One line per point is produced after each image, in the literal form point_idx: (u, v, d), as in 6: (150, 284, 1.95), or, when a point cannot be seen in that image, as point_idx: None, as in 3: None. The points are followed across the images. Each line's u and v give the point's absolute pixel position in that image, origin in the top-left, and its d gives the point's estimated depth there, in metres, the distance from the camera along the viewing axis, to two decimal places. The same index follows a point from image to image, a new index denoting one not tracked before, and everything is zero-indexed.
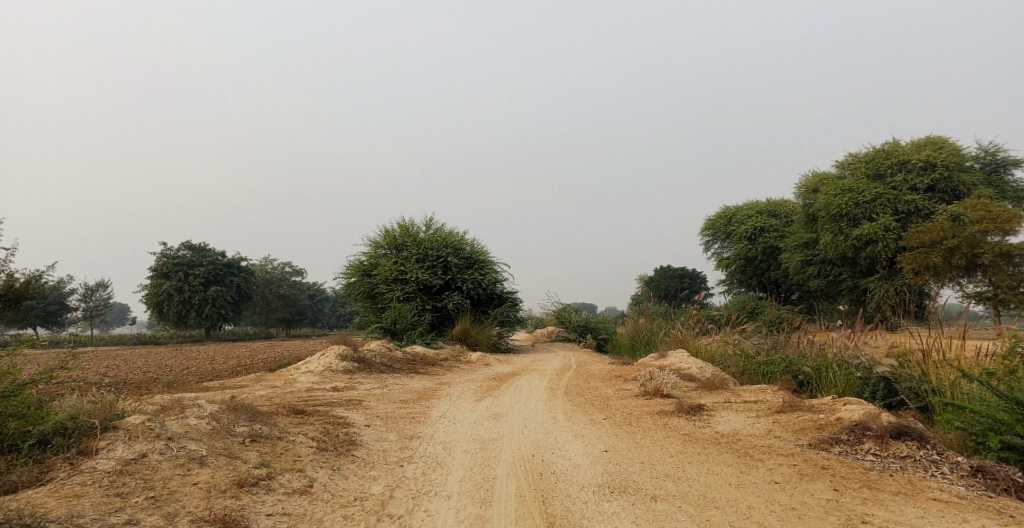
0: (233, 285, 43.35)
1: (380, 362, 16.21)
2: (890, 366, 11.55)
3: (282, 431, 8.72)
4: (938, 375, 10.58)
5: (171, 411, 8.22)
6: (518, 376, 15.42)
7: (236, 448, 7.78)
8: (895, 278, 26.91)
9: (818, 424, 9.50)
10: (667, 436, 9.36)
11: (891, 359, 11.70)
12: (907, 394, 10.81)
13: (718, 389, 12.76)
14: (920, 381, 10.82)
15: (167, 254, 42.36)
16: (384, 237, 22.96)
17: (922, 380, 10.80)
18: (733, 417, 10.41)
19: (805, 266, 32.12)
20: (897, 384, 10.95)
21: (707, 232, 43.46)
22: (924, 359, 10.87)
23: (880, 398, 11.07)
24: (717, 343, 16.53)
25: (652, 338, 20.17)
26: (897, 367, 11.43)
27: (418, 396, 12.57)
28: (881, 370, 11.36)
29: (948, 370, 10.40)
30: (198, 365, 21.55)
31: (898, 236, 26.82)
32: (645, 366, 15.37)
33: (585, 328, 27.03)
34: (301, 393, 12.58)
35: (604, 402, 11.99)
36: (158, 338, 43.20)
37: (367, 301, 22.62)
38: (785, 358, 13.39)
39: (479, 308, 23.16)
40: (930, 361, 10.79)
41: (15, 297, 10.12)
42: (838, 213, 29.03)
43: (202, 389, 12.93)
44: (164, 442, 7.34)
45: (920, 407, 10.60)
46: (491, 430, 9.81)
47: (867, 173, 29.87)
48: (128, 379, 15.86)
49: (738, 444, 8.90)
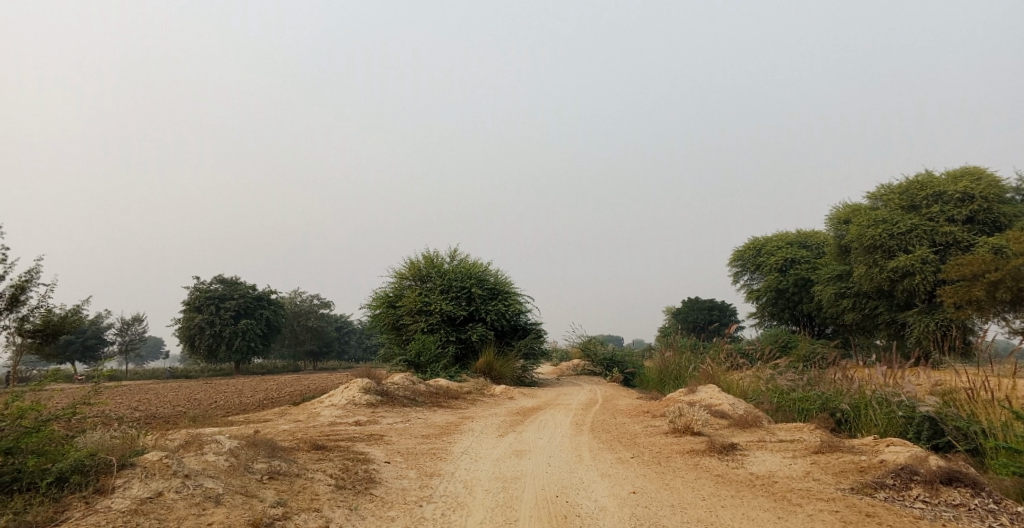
0: (263, 318, 43.61)
1: (403, 395, 15.98)
2: (934, 405, 11.04)
3: (301, 468, 8.49)
4: (988, 416, 10.05)
5: (190, 446, 8.02)
6: (542, 410, 15.07)
7: (253, 486, 7.55)
8: (935, 312, 26.09)
9: (860, 467, 9.02)
10: (698, 477, 8.94)
11: (935, 398, 11.17)
12: (955, 435, 10.26)
13: (751, 426, 12.29)
14: (969, 422, 10.28)
15: (199, 288, 42.88)
16: (409, 269, 22.92)
17: (971, 420, 10.27)
18: (768, 457, 9.96)
19: (839, 298, 31.32)
20: (943, 424, 10.42)
21: (736, 263, 42.83)
22: (972, 398, 10.35)
23: (925, 438, 10.54)
24: (749, 378, 16.03)
25: (681, 373, 19.66)
26: (943, 407, 10.91)
27: (441, 431, 12.28)
28: (925, 409, 10.84)
29: (1000, 411, 9.87)
30: (224, 398, 21.51)
31: (936, 269, 26.09)
32: (674, 401, 14.92)
33: (611, 361, 26.55)
34: (323, 427, 12.38)
35: (632, 440, 11.58)
36: (189, 371, 43.44)
37: (392, 332, 22.49)
38: (821, 394, 12.88)
39: (503, 340, 22.88)
40: (978, 400, 10.27)
41: (50, 332, 10.48)
42: (872, 245, 28.35)
43: (225, 423, 12.80)
44: (181, 480, 7.12)
45: (969, 450, 10.04)
46: (514, 468, 9.47)
47: (901, 204, 29.25)
48: (154, 413, 15.83)
49: (775, 487, 8.46)
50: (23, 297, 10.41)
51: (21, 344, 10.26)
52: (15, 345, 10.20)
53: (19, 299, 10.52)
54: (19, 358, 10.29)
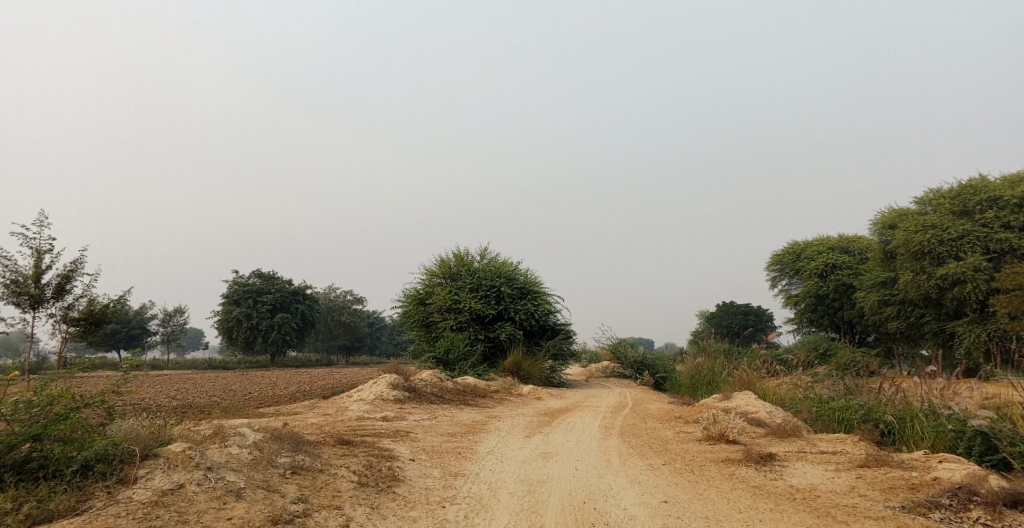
0: (298, 312, 43.99)
1: (430, 392, 15.82)
2: (986, 419, 10.51)
3: (324, 463, 8.32)
4: None
5: (213, 437, 7.89)
6: (570, 412, 14.77)
7: (275, 481, 7.38)
8: (986, 322, 25.13)
9: (910, 483, 8.56)
10: (735, 488, 8.56)
11: (988, 412, 10.62)
12: (1011, 452, 9.72)
13: (789, 436, 11.84)
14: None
15: (237, 282, 43.46)
16: (439, 266, 22.83)
17: None
18: (808, 469, 9.53)
19: (882, 306, 30.36)
20: (995, 440, 9.89)
21: (774, 268, 41.88)
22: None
23: (977, 454, 10.01)
24: (786, 385, 15.50)
25: (715, 378, 19.13)
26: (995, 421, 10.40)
27: (467, 430, 12.07)
28: (977, 424, 10.30)
29: None
30: (257, 390, 21.65)
31: (989, 277, 25.12)
32: (708, 407, 14.49)
33: (642, 365, 26.13)
34: (351, 422, 12.29)
35: (663, 446, 11.21)
36: (225, 363, 44.01)
37: (422, 329, 22.38)
38: (863, 404, 12.38)
39: (531, 339, 22.61)
40: None
41: (94, 321, 10.69)
42: (920, 251, 27.41)
43: (256, 415, 12.82)
44: (203, 473, 6.96)
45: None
46: (541, 471, 9.19)
47: (952, 209, 28.25)
48: (188, 403, 15.96)
49: (817, 501, 8.06)
50: (69, 287, 10.68)
51: (66, 332, 10.53)
52: (61, 333, 10.48)
53: (67, 289, 10.76)
54: (65, 345, 10.57)
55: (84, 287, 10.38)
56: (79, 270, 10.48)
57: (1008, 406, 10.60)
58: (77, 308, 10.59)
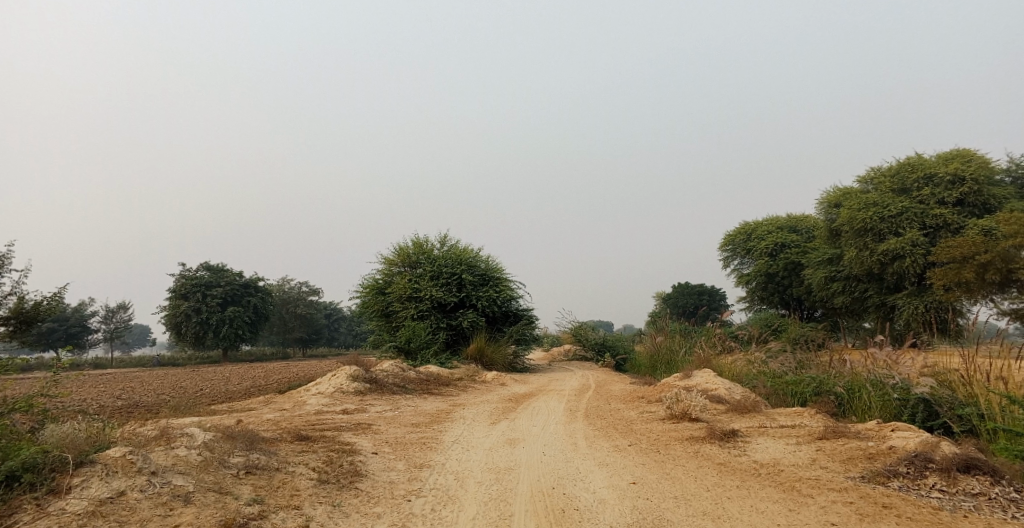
0: (250, 305, 42.96)
1: (392, 383, 15.52)
2: (929, 386, 10.75)
3: (281, 461, 8.00)
4: (986, 399, 9.78)
5: (159, 439, 7.48)
6: (534, 397, 14.65)
7: (227, 482, 7.04)
8: (925, 294, 25.92)
9: (868, 453, 8.68)
10: (700, 466, 8.55)
11: (930, 381, 10.87)
12: (950, 417, 9.98)
13: (749, 411, 11.94)
14: (965, 405, 10.01)
15: (185, 275, 42.23)
16: (398, 254, 22.43)
17: (966, 403, 10.02)
18: (770, 443, 9.61)
19: (829, 282, 31.02)
20: (937, 406, 10.13)
21: (726, 248, 42.47)
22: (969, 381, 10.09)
23: (920, 421, 10.23)
24: (742, 362, 15.66)
25: (672, 358, 19.27)
26: (937, 388, 10.64)
27: (431, 419, 11.84)
28: (919, 391, 10.53)
29: (997, 395, 9.60)
30: (211, 386, 21.01)
31: (926, 252, 25.85)
32: (669, 386, 14.53)
33: (603, 346, 26.20)
34: (310, 417, 11.94)
35: (628, 427, 11.17)
36: (177, 359, 42.74)
37: (381, 319, 21.99)
38: (814, 377, 12.57)
39: (494, 326, 22.45)
40: (974, 384, 10.01)
41: (26, 320, 10.10)
42: (862, 228, 28.07)
43: (210, 413, 12.37)
44: (147, 478, 6.56)
45: (965, 432, 9.75)
46: (507, 458, 9.03)
47: (892, 187, 28.94)
48: (138, 403, 15.35)
49: (781, 476, 8.10)
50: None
51: None
52: None
53: None
54: None
55: (12, 286, 9.75)
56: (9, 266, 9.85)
57: (947, 374, 10.86)
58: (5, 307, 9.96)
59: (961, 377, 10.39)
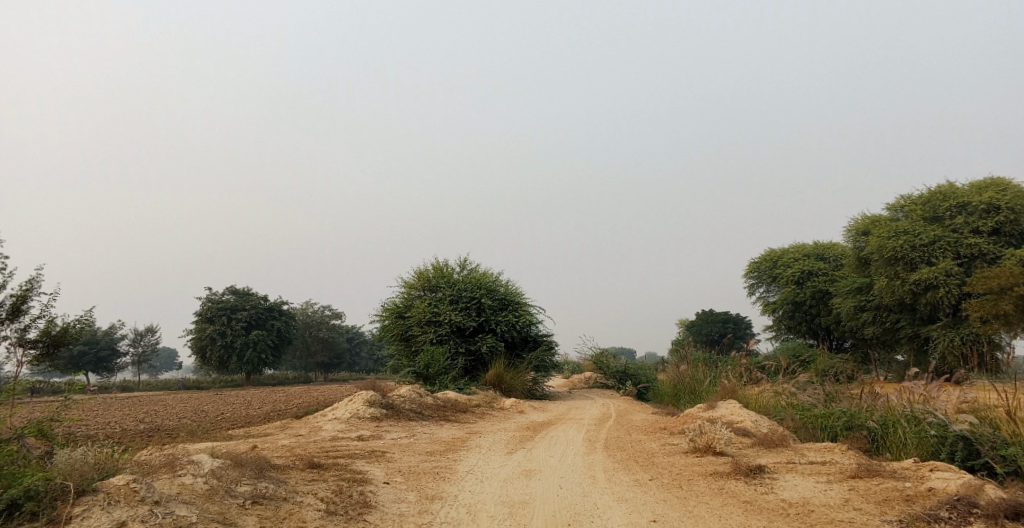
0: (274, 329, 43.07)
1: (409, 409, 15.28)
2: (968, 422, 10.24)
3: (289, 490, 7.76)
4: None
5: (165, 466, 7.29)
6: (553, 425, 14.31)
7: (232, 513, 6.82)
8: (960, 326, 25.16)
9: (905, 495, 8.23)
10: (725, 504, 8.16)
11: (970, 418, 10.37)
12: (993, 456, 9.46)
13: (777, 445, 11.49)
14: (1008, 444, 9.51)
15: (211, 299, 42.55)
16: (418, 279, 22.32)
17: (1010, 442, 9.51)
18: (799, 481, 9.17)
19: (858, 312, 30.29)
20: (978, 444, 9.63)
21: (751, 275, 41.81)
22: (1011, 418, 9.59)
23: (959, 460, 9.73)
24: (769, 393, 15.18)
25: (697, 387, 18.79)
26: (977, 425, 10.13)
27: (446, 447, 11.57)
28: (958, 429, 10.03)
29: None
30: (230, 410, 20.92)
31: (960, 282, 25.16)
32: (693, 417, 14.10)
33: (625, 374, 25.76)
34: (324, 443, 11.74)
35: (649, 459, 10.79)
36: (201, 382, 42.87)
37: (401, 344, 21.82)
38: (844, 410, 12.10)
39: (513, 351, 22.15)
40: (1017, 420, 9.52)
41: (54, 343, 10.02)
42: (893, 256, 27.39)
43: (224, 437, 12.21)
44: (149, 508, 6.35)
45: (1009, 473, 9.23)
46: (523, 491, 8.72)
47: (923, 216, 28.28)
48: (156, 426, 15.28)
49: (812, 517, 7.68)
50: (26, 307, 9.85)
51: (26, 358, 9.79)
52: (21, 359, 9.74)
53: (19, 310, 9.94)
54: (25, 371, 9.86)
55: (42, 309, 9.67)
56: (35, 289, 9.75)
57: (988, 411, 10.36)
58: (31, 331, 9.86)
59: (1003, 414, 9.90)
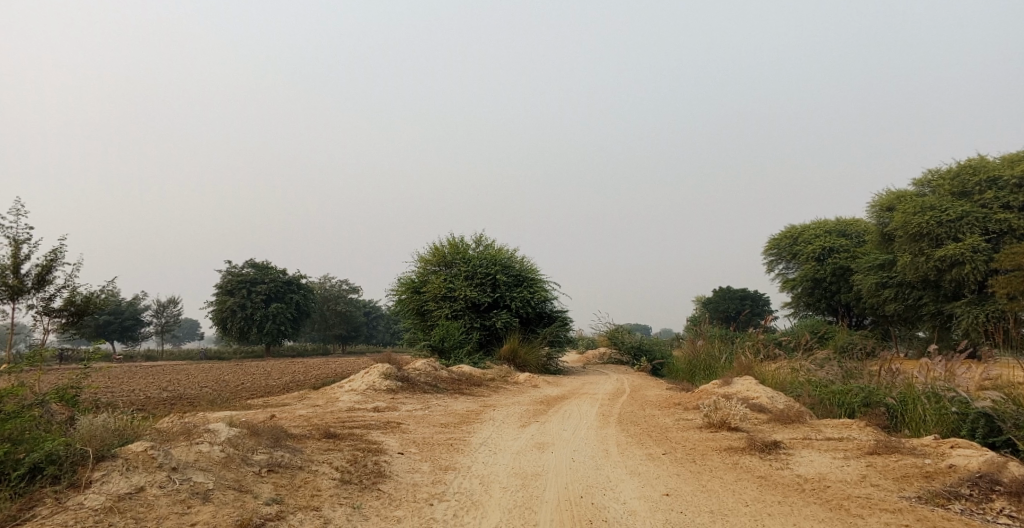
0: (293, 302, 43.43)
1: (424, 381, 15.37)
2: (991, 400, 10.12)
3: (306, 459, 7.84)
4: None
5: (182, 433, 7.39)
6: (568, 400, 14.33)
7: (249, 480, 6.91)
8: (985, 303, 24.80)
9: (924, 472, 8.15)
10: (739, 479, 8.14)
11: (992, 395, 10.23)
12: (1015, 434, 9.34)
13: (793, 422, 11.43)
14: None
15: (231, 272, 42.91)
16: (433, 254, 22.34)
17: None
18: (815, 457, 9.12)
19: (880, 288, 29.93)
20: (1000, 421, 9.52)
21: (771, 252, 41.41)
22: None
23: (980, 437, 9.62)
24: (786, 370, 15.08)
25: (713, 363, 18.72)
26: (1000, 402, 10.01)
27: (461, 420, 11.62)
28: (980, 405, 9.90)
29: None
30: (250, 381, 21.17)
31: (987, 258, 24.74)
32: (708, 393, 14.06)
33: (640, 350, 25.75)
34: (340, 414, 11.84)
35: (663, 434, 10.78)
36: (222, 354, 43.50)
37: (417, 318, 21.91)
38: (863, 387, 12.01)
39: (527, 327, 22.18)
40: None
41: (77, 312, 10.13)
42: (918, 232, 26.97)
43: (243, 407, 12.38)
44: (167, 474, 6.44)
45: None
46: (536, 464, 8.75)
47: (951, 191, 27.77)
48: (178, 395, 15.51)
49: (827, 493, 7.65)
50: (50, 277, 9.97)
51: (49, 326, 9.93)
52: (45, 327, 9.88)
53: (45, 279, 10.06)
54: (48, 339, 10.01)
55: (65, 278, 9.76)
56: (61, 259, 9.85)
57: (1011, 388, 10.22)
58: (55, 300, 9.99)
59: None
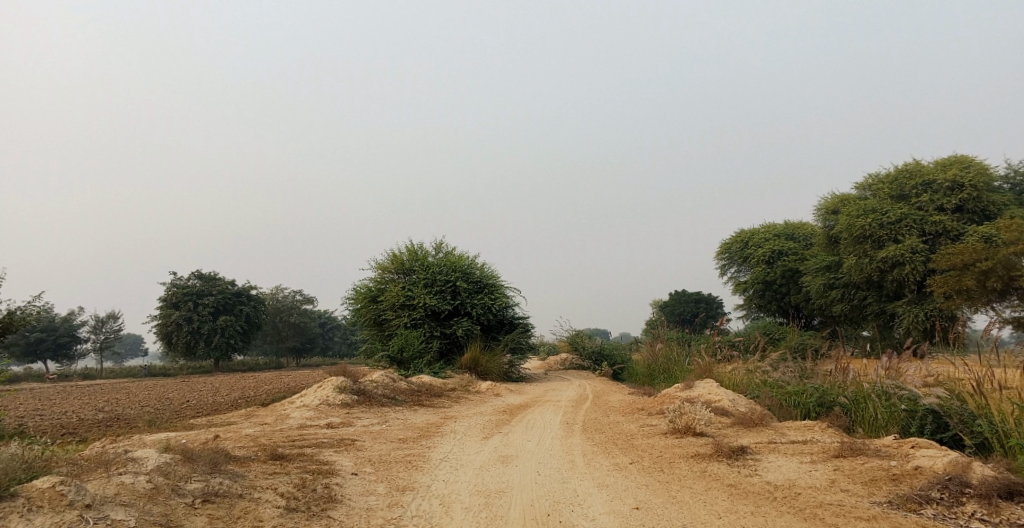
0: (242, 314, 42.06)
1: (381, 394, 14.75)
2: (937, 397, 10.07)
3: (247, 486, 7.24)
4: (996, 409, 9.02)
5: (104, 463, 6.71)
6: (530, 408, 13.89)
7: (179, 514, 6.30)
8: (925, 302, 25.23)
9: (892, 474, 7.97)
10: (710, 488, 7.84)
11: (939, 391, 10.18)
12: (961, 429, 9.29)
13: (757, 425, 11.21)
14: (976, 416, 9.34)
15: (176, 284, 41.33)
16: (391, 261, 21.72)
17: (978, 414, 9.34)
18: (783, 462, 8.88)
19: (827, 289, 30.31)
20: (947, 417, 9.47)
21: (723, 256, 41.80)
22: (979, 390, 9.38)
23: (928, 433, 9.57)
24: (743, 370, 14.94)
25: (671, 366, 18.55)
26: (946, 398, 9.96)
27: (419, 434, 11.08)
28: (927, 402, 9.91)
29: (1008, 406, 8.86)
30: (197, 398, 20.14)
31: (926, 259, 25.23)
32: (670, 398, 13.78)
33: (599, 356, 25.54)
34: (291, 432, 11.20)
35: (628, 442, 10.44)
36: (167, 370, 41.73)
37: (374, 328, 21.25)
38: (817, 387, 11.88)
39: (489, 334, 21.73)
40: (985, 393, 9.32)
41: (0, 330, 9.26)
42: (861, 235, 27.34)
43: (186, 427, 11.61)
44: (79, 513, 5.77)
45: (977, 445, 9.04)
46: (499, 479, 8.30)
47: (890, 194, 28.36)
48: (117, 415, 14.56)
49: (798, 500, 7.39)
50: None
51: None
52: None
53: None
54: None
55: None
56: None
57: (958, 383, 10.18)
58: None
59: (966, 383, 9.73)
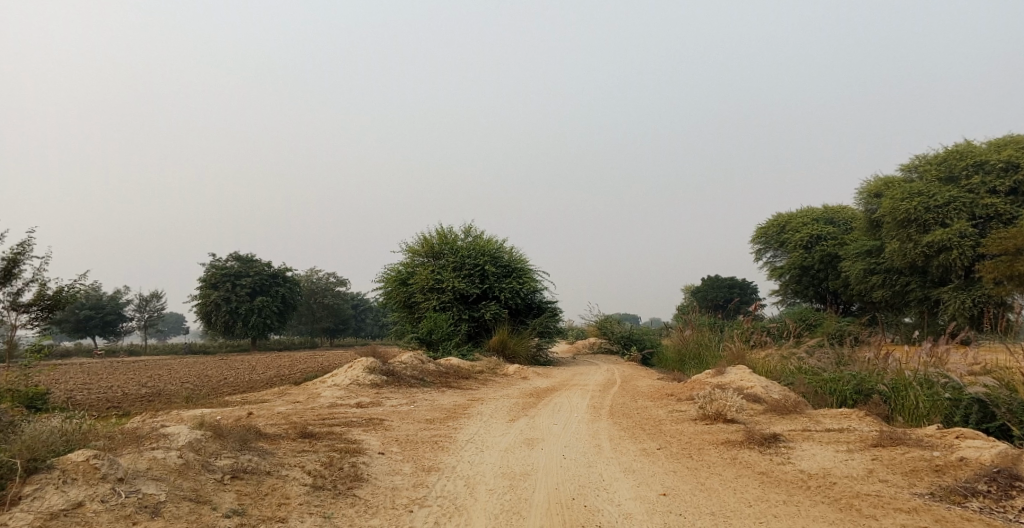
0: (279, 295, 42.69)
1: (410, 375, 14.80)
2: (984, 386, 9.74)
3: (275, 464, 7.28)
4: None
5: (137, 438, 6.81)
6: (558, 392, 13.82)
7: (208, 489, 6.37)
8: (972, 288, 24.50)
9: (933, 465, 7.71)
10: (740, 476, 7.69)
11: (986, 380, 9.85)
12: (1009, 419, 8.95)
13: (791, 412, 10.99)
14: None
15: (215, 265, 42.09)
16: (421, 244, 21.75)
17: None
18: (817, 450, 8.67)
19: (868, 275, 29.60)
20: (993, 407, 9.14)
21: (758, 241, 41.09)
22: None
23: (974, 422, 9.26)
24: (777, 357, 14.64)
25: (703, 351, 18.30)
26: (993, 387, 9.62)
27: (447, 415, 11.08)
28: (973, 391, 9.58)
29: None
30: (234, 376, 20.47)
31: (975, 243, 24.46)
32: (701, 383, 13.58)
33: (629, 340, 25.34)
34: (321, 411, 11.28)
35: (657, 427, 10.31)
36: (207, 348, 42.58)
37: (404, 310, 21.34)
38: (855, 374, 11.59)
39: (517, 318, 21.67)
40: None
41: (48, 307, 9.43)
42: (906, 219, 26.57)
43: (221, 404, 11.77)
44: (110, 487, 5.86)
45: None
46: (525, 462, 8.24)
47: (938, 176, 27.48)
48: (156, 392, 14.86)
49: (833, 490, 7.20)
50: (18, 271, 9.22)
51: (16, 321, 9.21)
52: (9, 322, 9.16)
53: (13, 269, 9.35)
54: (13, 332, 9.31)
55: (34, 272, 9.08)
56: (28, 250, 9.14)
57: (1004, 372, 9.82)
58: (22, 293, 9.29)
59: (1016, 371, 9.38)
